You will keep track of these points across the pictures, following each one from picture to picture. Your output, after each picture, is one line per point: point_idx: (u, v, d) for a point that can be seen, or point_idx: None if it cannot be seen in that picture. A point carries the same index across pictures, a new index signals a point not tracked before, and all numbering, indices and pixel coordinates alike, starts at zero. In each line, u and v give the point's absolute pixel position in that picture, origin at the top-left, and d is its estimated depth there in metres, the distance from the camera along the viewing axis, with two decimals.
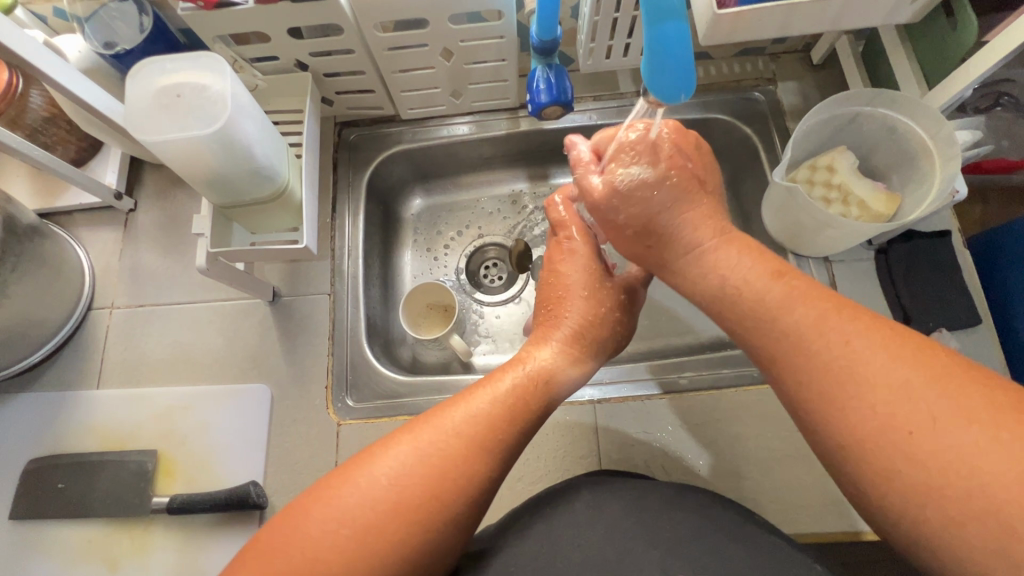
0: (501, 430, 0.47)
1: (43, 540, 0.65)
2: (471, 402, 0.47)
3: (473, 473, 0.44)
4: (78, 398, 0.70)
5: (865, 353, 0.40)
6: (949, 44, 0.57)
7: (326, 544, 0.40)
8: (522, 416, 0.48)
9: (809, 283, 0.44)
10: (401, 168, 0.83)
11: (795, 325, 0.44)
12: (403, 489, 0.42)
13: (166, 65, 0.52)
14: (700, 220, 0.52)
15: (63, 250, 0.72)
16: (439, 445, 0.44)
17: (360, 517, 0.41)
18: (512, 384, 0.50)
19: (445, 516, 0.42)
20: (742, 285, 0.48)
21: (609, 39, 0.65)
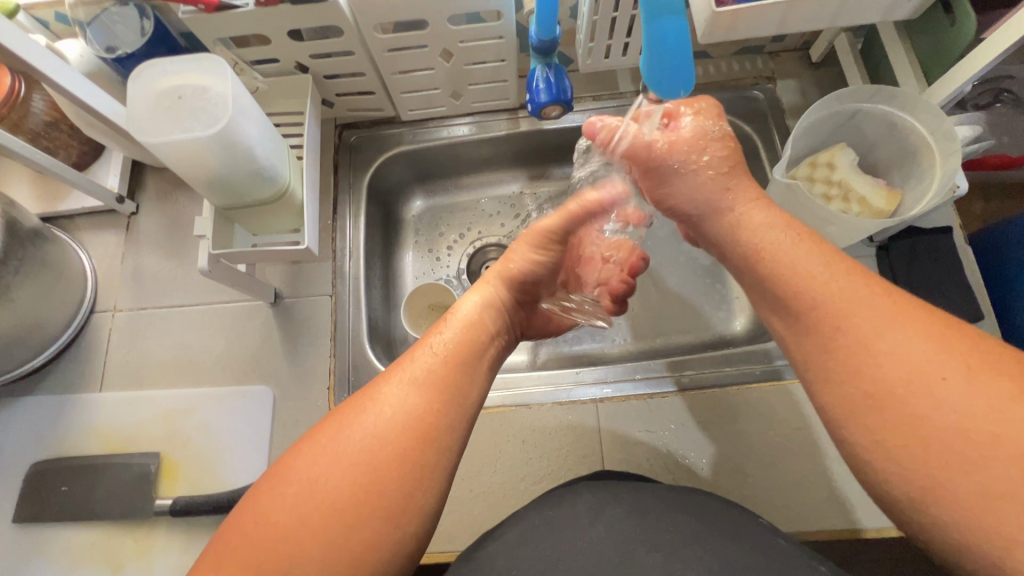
0: (443, 373, 0.45)
1: (46, 543, 0.65)
2: (410, 357, 0.46)
3: (418, 414, 0.43)
4: (81, 400, 0.71)
5: (884, 328, 0.40)
6: (948, 39, 0.57)
7: (285, 508, 0.39)
8: (465, 360, 0.47)
9: (822, 258, 0.44)
10: (402, 169, 0.83)
11: (806, 305, 0.43)
12: (349, 442, 0.41)
13: (167, 68, 0.52)
14: (732, 187, 0.51)
15: (66, 253, 0.72)
16: (381, 397, 0.43)
17: (314, 479, 0.40)
18: (452, 334, 0.48)
19: (401, 464, 0.41)
20: (773, 250, 0.47)
21: (608, 38, 0.66)
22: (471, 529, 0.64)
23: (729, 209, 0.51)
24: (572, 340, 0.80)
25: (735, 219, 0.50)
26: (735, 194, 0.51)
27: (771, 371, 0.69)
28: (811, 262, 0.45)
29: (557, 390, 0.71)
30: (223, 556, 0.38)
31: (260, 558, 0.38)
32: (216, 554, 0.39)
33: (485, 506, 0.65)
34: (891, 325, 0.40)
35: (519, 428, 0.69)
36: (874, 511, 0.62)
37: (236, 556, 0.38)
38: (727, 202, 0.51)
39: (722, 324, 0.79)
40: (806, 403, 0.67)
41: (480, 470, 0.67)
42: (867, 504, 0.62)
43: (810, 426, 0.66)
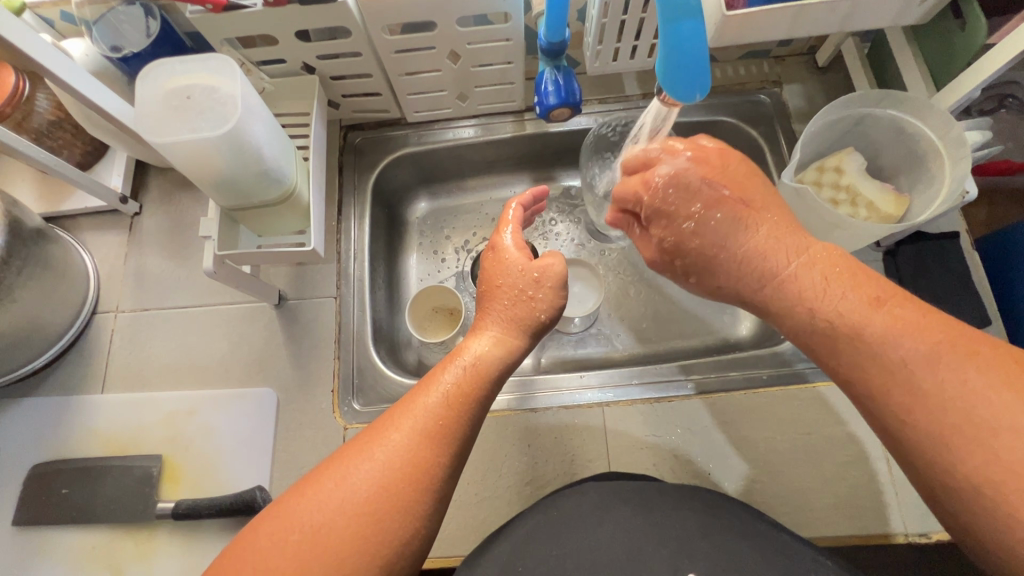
0: (449, 423, 0.46)
1: (46, 547, 0.65)
2: (416, 403, 0.46)
3: (424, 466, 0.43)
4: (83, 402, 0.70)
5: (960, 373, 0.39)
6: (958, 44, 0.57)
7: (287, 554, 0.40)
8: (470, 407, 0.47)
9: (871, 307, 0.42)
10: (407, 171, 0.83)
11: (869, 354, 0.41)
12: (357, 494, 0.42)
13: (176, 67, 0.52)
14: (778, 244, 0.48)
15: (68, 253, 0.72)
16: (385, 445, 0.44)
17: (317, 528, 0.40)
18: (455, 377, 0.48)
19: (403, 515, 0.42)
20: (837, 319, 0.43)
21: (616, 41, 0.65)
22: (476, 534, 0.64)
23: (779, 272, 0.47)
24: (576, 343, 0.80)
25: (787, 282, 0.46)
26: (785, 250, 0.47)
27: (777, 375, 0.68)
28: (866, 310, 0.43)
29: (561, 393, 0.71)
30: None
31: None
32: None
33: (491, 510, 0.64)
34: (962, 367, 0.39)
35: (524, 432, 0.68)
36: (881, 516, 0.61)
37: None
38: (780, 262, 0.47)
39: (727, 328, 0.79)
40: (812, 407, 0.67)
41: (485, 473, 0.66)
42: (874, 509, 0.62)
43: (817, 431, 0.66)
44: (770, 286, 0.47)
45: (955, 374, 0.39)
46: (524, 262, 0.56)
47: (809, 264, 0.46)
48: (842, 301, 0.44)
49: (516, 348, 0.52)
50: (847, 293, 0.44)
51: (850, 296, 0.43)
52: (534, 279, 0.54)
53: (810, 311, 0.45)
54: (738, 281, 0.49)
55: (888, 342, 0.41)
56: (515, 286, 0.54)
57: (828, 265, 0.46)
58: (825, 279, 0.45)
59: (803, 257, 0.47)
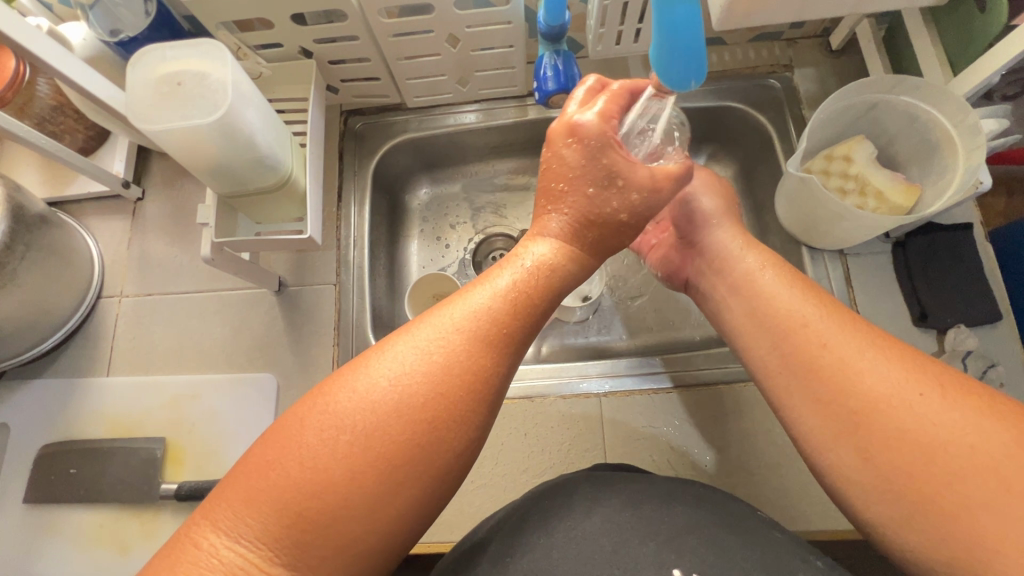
0: (506, 331, 0.43)
1: (56, 524, 0.67)
2: (466, 304, 0.43)
3: (477, 373, 0.41)
4: (90, 384, 0.71)
5: (864, 357, 0.43)
6: (977, 28, 0.55)
7: (334, 454, 0.38)
8: (528, 313, 0.45)
9: (800, 298, 0.49)
10: (407, 157, 0.82)
11: (799, 330, 0.47)
12: (409, 397, 0.39)
13: (166, 53, 0.51)
14: (777, 283, 0.52)
15: (73, 238, 0.73)
16: (440, 345, 0.41)
17: (360, 426, 0.38)
18: (513, 279, 0.45)
19: (458, 424, 0.40)
20: (776, 304, 0.50)
21: (619, 24, 0.63)
22: (472, 520, 0.64)
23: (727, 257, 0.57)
24: (576, 334, 0.79)
25: (738, 272, 0.55)
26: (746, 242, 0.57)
27: None
28: (789, 305, 0.49)
29: (560, 381, 0.70)
30: (259, 495, 0.37)
31: (294, 496, 0.37)
32: (250, 492, 0.37)
33: (486, 497, 0.65)
34: (865, 360, 0.43)
35: (522, 420, 0.68)
36: None
37: (273, 498, 0.37)
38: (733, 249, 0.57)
39: None
40: None
41: (482, 461, 0.67)
42: None
43: None
44: (769, 308, 0.51)
45: (858, 364, 0.43)
46: (583, 160, 0.48)
47: (804, 299, 0.49)
48: (800, 308, 0.49)
49: (570, 257, 0.48)
50: (784, 286, 0.51)
51: (788, 289, 0.51)
52: (623, 194, 0.48)
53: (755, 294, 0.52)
54: (749, 301, 0.53)
55: (811, 322, 0.47)
56: (573, 188, 0.48)
57: (775, 266, 0.53)
58: (824, 311, 0.47)
59: (801, 292, 0.50)
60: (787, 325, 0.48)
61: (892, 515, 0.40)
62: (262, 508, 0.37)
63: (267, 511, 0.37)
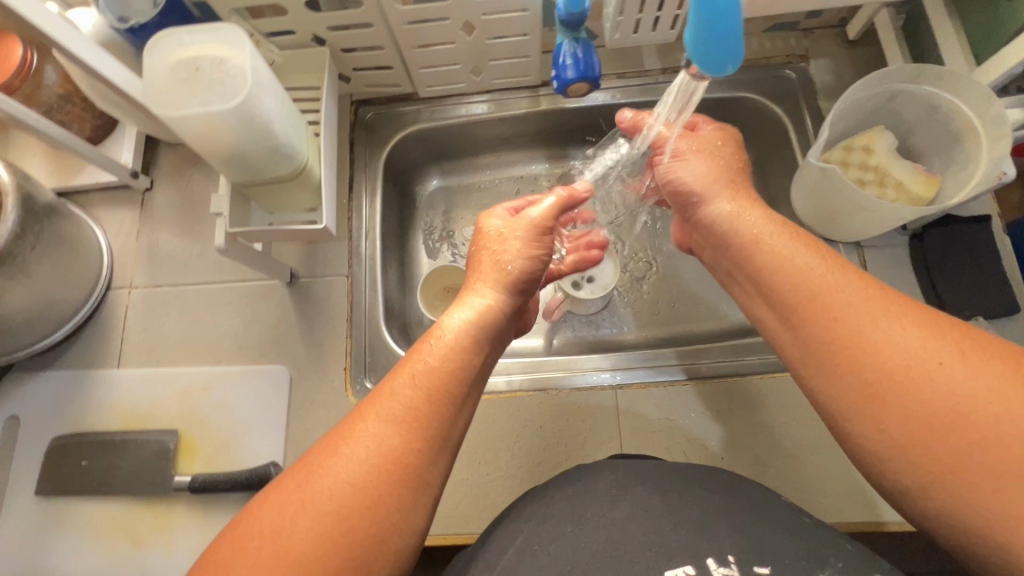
0: (431, 400, 0.45)
1: (68, 516, 0.66)
2: (397, 383, 0.45)
3: (410, 446, 0.43)
4: (100, 376, 0.71)
5: (886, 322, 0.42)
6: (1004, 16, 0.54)
7: (275, 555, 0.37)
8: (457, 378, 0.47)
9: (814, 261, 0.48)
10: (419, 147, 0.81)
11: (812, 292, 0.47)
12: (345, 479, 0.40)
13: (183, 37, 0.50)
14: (793, 244, 0.51)
15: (82, 229, 0.72)
16: (367, 428, 0.43)
17: (299, 516, 0.39)
18: (435, 352, 0.48)
19: (399, 493, 0.41)
20: (790, 266, 0.49)
21: (638, 12, 0.63)
22: (487, 513, 0.64)
23: (737, 222, 0.55)
24: (589, 323, 0.79)
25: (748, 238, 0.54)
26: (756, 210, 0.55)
27: None
28: (804, 267, 0.48)
29: (574, 374, 0.70)
30: None
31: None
32: None
33: (501, 489, 0.65)
34: (884, 324, 0.42)
35: (537, 412, 0.68)
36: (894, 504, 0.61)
37: None
38: (743, 214, 0.56)
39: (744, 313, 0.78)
40: None
41: (497, 453, 0.66)
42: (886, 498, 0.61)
43: None
44: (783, 272, 0.49)
45: (878, 328, 0.42)
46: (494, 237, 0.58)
47: (819, 260, 0.48)
48: (817, 270, 0.47)
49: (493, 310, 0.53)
50: (797, 250, 0.50)
51: (802, 253, 0.49)
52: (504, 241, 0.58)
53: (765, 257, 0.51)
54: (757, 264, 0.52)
55: (822, 283, 0.46)
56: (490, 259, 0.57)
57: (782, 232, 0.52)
58: (848, 272, 0.46)
59: (823, 255, 0.49)
60: (802, 292, 0.47)
61: (919, 493, 0.39)
62: None
63: None
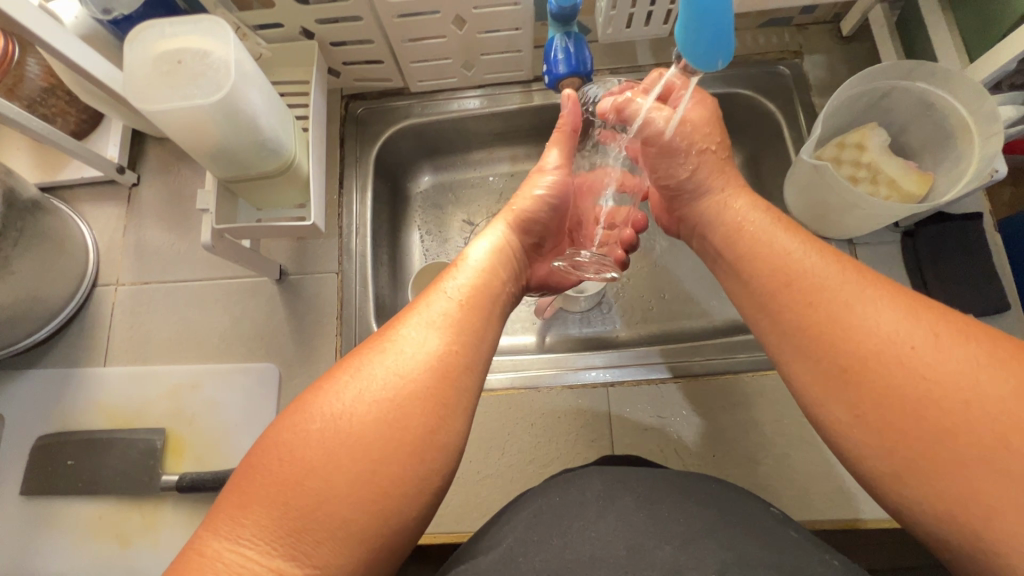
0: (464, 313, 0.45)
1: (54, 517, 0.65)
2: (428, 299, 0.45)
3: (442, 352, 0.42)
4: (86, 374, 0.70)
5: (865, 308, 0.41)
6: (997, 12, 0.54)
7: (311, 444, 0.37)
8: (484, 297, 0.47)
9: (795, 247, 0.47)
10: (410, 143, 0.80)
11: (787, 282, 0.45)
12: (379, 380, 0.40)
13: (166, 29, 0.49)
14: (774, 229, 0.50)
15: (67, 225, 0.71)
16: (402, 335, 0.43)
17: (339, 419, 0.38)
18: (468, 275, 0.49)
19: (433, 399, 0.40)
20: (770, 253, 0.48)
21: (630, 6, 0.62)
22: (479, 511, 0.64)
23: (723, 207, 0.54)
24: (586, 305, 0.79)
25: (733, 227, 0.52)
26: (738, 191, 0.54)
27: None
28: (784, 252, 0.47)
29: (566, 372, 0.70)
30: (244, 503, 0.36)
31: (279, 487, 0.36)
32: (236, 504, 0.36)
33: (492, 488, 0.64)
34: (861, 306, 0.41)
35: (528, 410, 0.68)
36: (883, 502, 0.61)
37: (260, 499, 0.36)
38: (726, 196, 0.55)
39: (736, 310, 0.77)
40: None
41: (488, 451, 0.66)
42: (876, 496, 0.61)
43: None
44: (763, 257, 0.48)
45: (857, 310, 0.41)
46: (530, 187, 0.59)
47: (798, 244, 0.47)
48: (801, 257, 0.46)
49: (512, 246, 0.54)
50: (778, 235, 0.49)
51: (783, 239, 0.48)
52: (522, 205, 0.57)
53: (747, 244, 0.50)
54: (738, 252, 0.51)
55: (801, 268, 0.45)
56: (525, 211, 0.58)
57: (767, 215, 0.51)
58: (826, 257, 0.45)
59: (803, 239, 0.47)
60: (778, 279, 0.46)
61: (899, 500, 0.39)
62: (252, 512, 0.36)
63: (256, 512, 0.36)
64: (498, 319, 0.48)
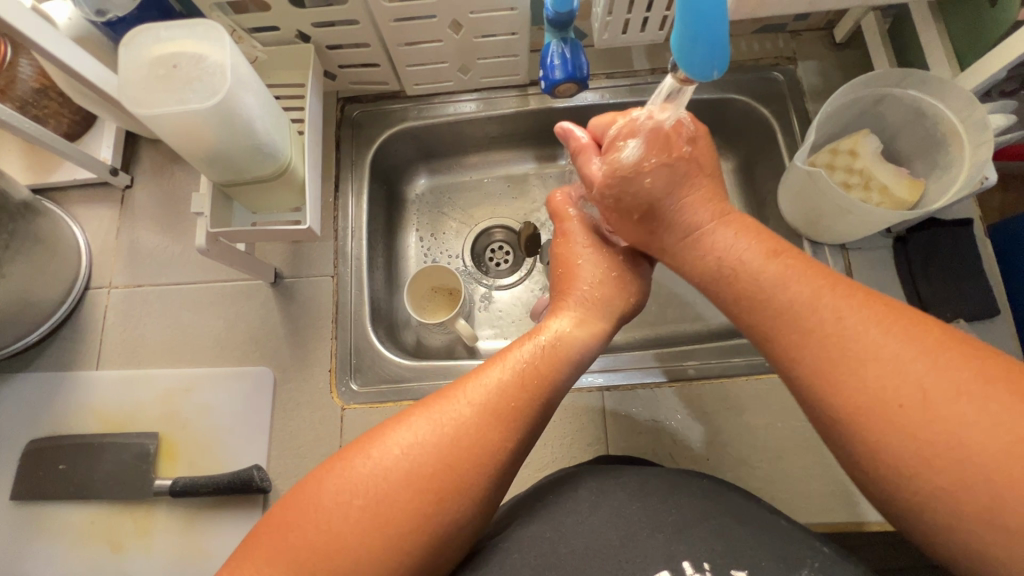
0: (516, 403, 0.45)
1: (45, 521, 0.65)
2: (487, 377, 0.46)
3: (498, 450, 0.43)
4: (78, 378, 0.69)
5: (857, 327, 0.41)
6: (987, 22, 0.54)
7: (346, 518, 0.39)
8: (538, 385, 0.47)
9: (789, 268, 0.47)
10: (406, 146, 0.80)
11: (776, 310, 0.46)
12: (422, 463, 0.41)
13: (161, 33, 0.49)
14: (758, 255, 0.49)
15: (59, 227, 0.70)
16: (453, 417, 0.43)
17: (385, 499, 0.40)
18: (525, 357, 0.49)
19: (469, 496, 0.41)
20: (749, 270, 0.49)
21: (627, 12, 0.62)
22: None
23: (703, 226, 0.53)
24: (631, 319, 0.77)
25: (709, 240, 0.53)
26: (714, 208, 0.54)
27: None
28: (764, 268, 0.48)
29: None
30: (276, 556, 0.38)
31: (313, 553, 0.38)
32: (266, 554, 0.39)
33: None
34: (864, 330, 0.41)
35: None
36: (875, 505, 0.61)
37: (291, 559, 0.38)
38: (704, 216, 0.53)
39: None
40: None
41: None
42: (868, 498, 0.62)
43: None
44: (754, 283, 0.48)
45: (857, 334, 0.41)
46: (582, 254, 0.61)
47: (785, 269, 0.47)
48: (788, 280, 0.46)
49: (592, 328, 0.55)
50: (757, 253, 0.49)
51: (762, 257, 0.49)
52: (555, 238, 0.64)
53: (729, 268, 0.50)
54: (722, 280, 0.51)
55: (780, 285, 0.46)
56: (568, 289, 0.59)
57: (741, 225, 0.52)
58: (826, 291, 0.44)
59: (800, 270, 0.47)
60: (769, 307, 0.46)
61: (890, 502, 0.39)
62: (282, 568, 0.38)
63: (283, 569, 0.38)
64: (556, 407, 0.49)
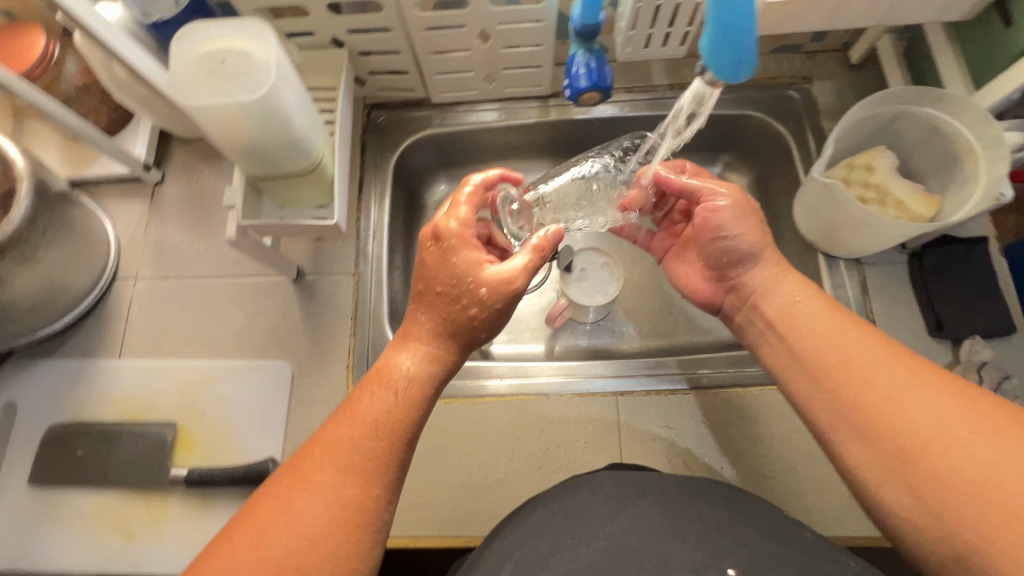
0: (380, 441, 0.46)
1: (61, 506, 0.65)
2: (346, 424, 0.46)
3: (360, 487, 0.44)
4: (101, 365, 0.71)
5: (921, 404, 0.44)
6: (1001, 42, 0.56)
7: None
8: (400, 422, 0.47)
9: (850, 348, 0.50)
10: (428, 153, 0.82)
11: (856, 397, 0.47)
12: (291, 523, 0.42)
13: (212, 31, 0.51)
14: (830, 325, 0.52)
15: (91, 219, 0.72)
16: (316, 473, 0.44)
17: (256, 566, 0.41)
18: (383, 399, 0.47)
19: (347, 532, 0.43)
20: (826, 350, 0.51)
21: (649, 27, 0.65)
22: (487, 516, 0.64)
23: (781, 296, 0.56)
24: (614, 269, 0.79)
25: (788, 310, 0.55)
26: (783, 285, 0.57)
27: None
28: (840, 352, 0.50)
29: (573, 380, 0.70)
30: None
31: None
32: None
33: (500, 493, 0.65)
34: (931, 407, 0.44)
35: (537, 416, 0.68)
36: None
37: None
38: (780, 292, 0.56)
39: None
40: None
41: (497, 457, 0.66)
42: None
43: None
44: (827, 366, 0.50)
45: (923, 412, 0.44)
46: (469, 266, 0.49)
47: (852, 345, 0.50)
48: (864, 360, 0.49)
49: (447, 359, 0.50)
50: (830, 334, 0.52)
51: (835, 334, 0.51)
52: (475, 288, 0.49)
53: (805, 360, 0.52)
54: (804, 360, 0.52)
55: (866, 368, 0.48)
56: (450, 292, 0.49)
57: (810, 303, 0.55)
58: (885, 363, 0.47)
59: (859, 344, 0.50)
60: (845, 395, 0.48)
61: None
62: None
63: None
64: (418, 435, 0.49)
